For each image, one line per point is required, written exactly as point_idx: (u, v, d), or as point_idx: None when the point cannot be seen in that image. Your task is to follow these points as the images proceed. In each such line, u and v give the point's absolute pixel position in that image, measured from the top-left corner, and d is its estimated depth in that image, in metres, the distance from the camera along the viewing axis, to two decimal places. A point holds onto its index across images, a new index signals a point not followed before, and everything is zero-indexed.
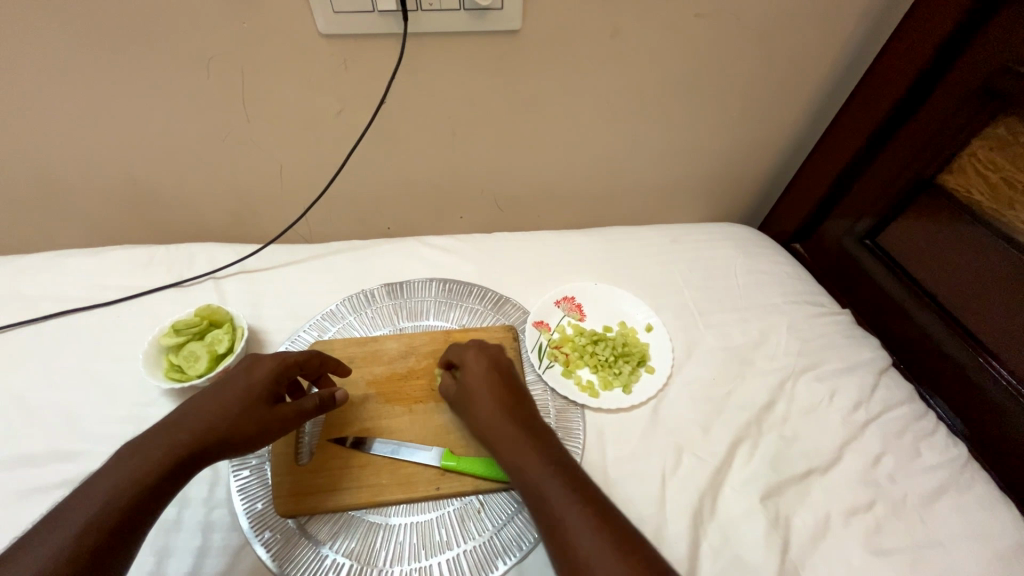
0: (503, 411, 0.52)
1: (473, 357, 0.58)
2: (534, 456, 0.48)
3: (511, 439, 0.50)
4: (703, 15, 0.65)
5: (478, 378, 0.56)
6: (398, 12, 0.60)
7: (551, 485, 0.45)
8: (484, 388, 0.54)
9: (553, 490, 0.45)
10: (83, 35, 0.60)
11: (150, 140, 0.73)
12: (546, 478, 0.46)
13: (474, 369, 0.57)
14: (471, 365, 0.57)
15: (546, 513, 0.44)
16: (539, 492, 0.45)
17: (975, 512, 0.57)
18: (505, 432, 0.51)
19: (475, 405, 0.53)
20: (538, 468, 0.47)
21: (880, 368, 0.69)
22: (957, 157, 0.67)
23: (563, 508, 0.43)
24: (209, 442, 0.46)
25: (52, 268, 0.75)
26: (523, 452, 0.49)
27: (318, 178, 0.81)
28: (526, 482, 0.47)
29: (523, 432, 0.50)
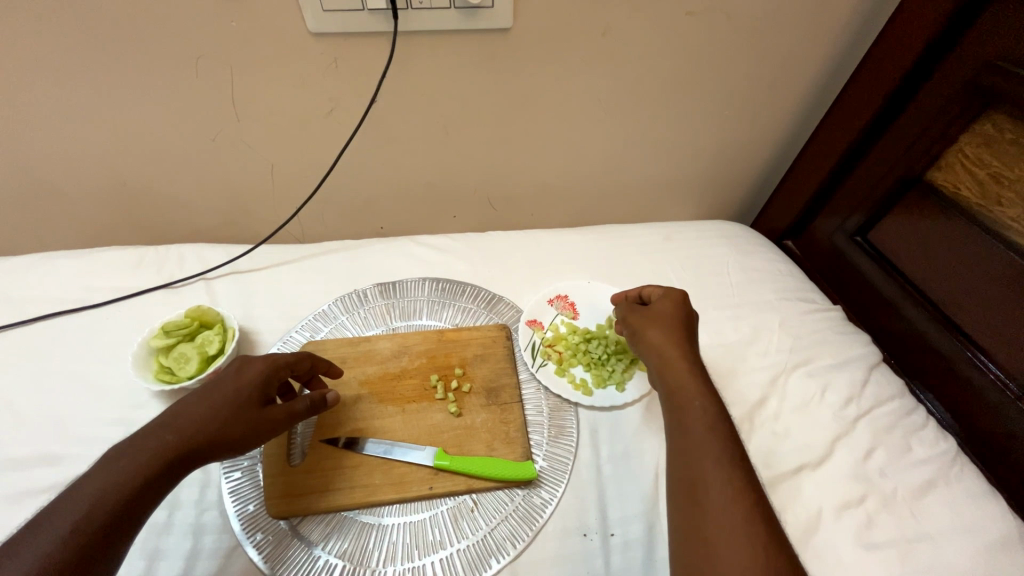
0: (676, 352, 0.55)
1: (680, 299, 0.60)
2: (698, 399, 0.50)
3: (678, 377, 0.53)
4: (694, 12, 0.65)
5: (664, 318, 0.58)
6: (388, 10, 0.60)
7: (703, 433, 0.47)
8: (669, 329, 0.57)
9: (704, 437, 0.47)
10: (70, 36, 0.59)
11: (139, 140, 0.72)
12: (703, 426, 0.48)
13: (669, 309, 0.59)
14: (668, 306, 0.60)
15: (688, 453, 0.47)
16: (693, 435, 0.48)
17: (965, 506, 0.57)
18: (665, 358, 0.55)
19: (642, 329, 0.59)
20: (698, 410, 0.49)
21: (871, 363, 0.69)
22: (945, 154, 0.67)
23: (709, 457, 0.46)
24: (198, 444, 0.46)
25: (39, 270, 0.74)
26: (690, 392, 0.51)
27: (310, 178, 0.80)
28: (683, 419, 0.49)
29: (694, 376, 0.52)
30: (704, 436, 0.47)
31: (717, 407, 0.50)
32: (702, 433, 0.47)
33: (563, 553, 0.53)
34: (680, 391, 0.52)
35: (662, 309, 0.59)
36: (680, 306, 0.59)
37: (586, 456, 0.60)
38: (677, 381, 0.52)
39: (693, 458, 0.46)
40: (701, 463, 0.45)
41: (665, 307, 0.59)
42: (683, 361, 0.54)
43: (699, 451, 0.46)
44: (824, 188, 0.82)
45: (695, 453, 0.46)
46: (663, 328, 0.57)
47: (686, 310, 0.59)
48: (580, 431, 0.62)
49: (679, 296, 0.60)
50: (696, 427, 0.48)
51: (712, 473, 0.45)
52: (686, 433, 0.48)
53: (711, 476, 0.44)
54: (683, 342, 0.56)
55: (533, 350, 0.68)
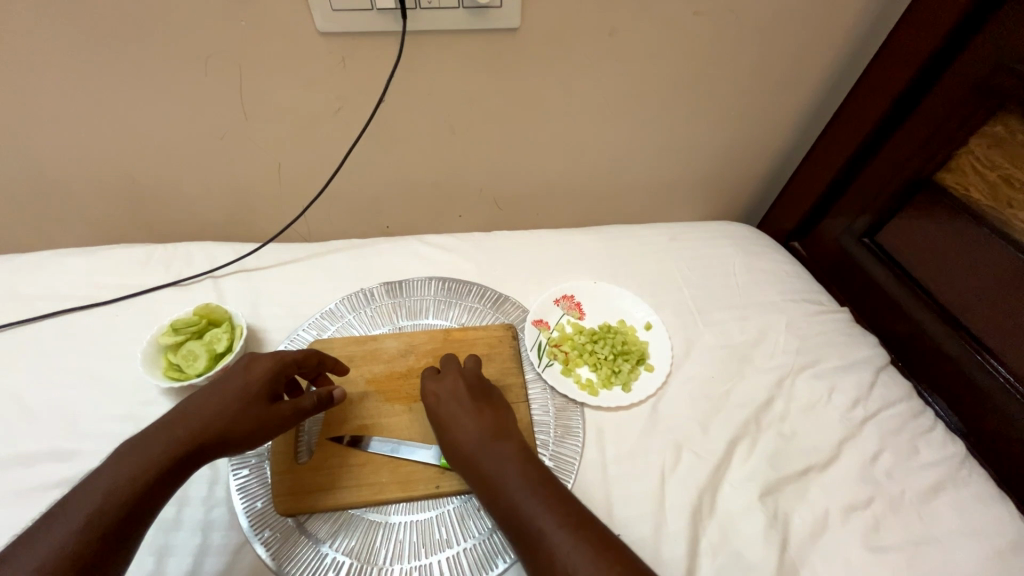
0: (481, 441, 0.52)
1: (455, 379, 0.59)
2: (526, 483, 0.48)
3: (490, 465, 0.50)
4: (703, 13, 0.65)
5: (455, 403, 0.56)
6: (397, 10, 0.60)
7: (545, 516, 0.45)
8: (472, 415, 0.55)
9: (548, 521, 0.45)
10: (83, 35, 0.60)
11: (148, 139, 0.73)
12: (542, 506, 0.46)
13: (447, 388, 0.57)
14: (449, 385, 0.58)
15: (535, 546, 0.44)
16: (535, 525, 0.45)
17: (972, 509, 0.57)
18: (471, 445, 0.52)
19: (438, 416, 0.55)
20: (526, 494, 0.47)
21: (878, 365, 0.69)
22: (955, 155, 0.67)
23: (559, 539, 0.43)
24: (206, 440, 0.47)
25: (49, 267, 0.75)
26: (512, 480, 0.49)
27: (316, 177, 0.81)
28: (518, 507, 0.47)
29: (513, 456, 0.51)
30: (546, 520, 0.45)
31: (539, 478, 0.49)
32: (540, 513, 0.46)
33: None
34: (504, 479, 0.49)
35: (452, 392, 0.57)
36: (460, 384, 0.58)
37: (592, 456, 0.60)
38: (497, 468, 0.50)
39: (541, 541, 0.44)
40: (552, 552, 0.43)
41: (438, 390, 0.58)
42: (490, 446, 0.52)
43: (543, 538, 0.44)
44: (831, 189, 0.82)
45: (541, 540, 0.44)
46: (458, 410, 0.55)
47: (465, 382, 0.58)
48: (586, 431, 0.62)
49: (455, 377, 0.59)
50: (535, 517, 0.45)
51: (568, 554, 0.42)
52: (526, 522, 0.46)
53: (567, 558, 0.42)
54: (488, 426, 0.54)
55: (539, 350, 0.69)
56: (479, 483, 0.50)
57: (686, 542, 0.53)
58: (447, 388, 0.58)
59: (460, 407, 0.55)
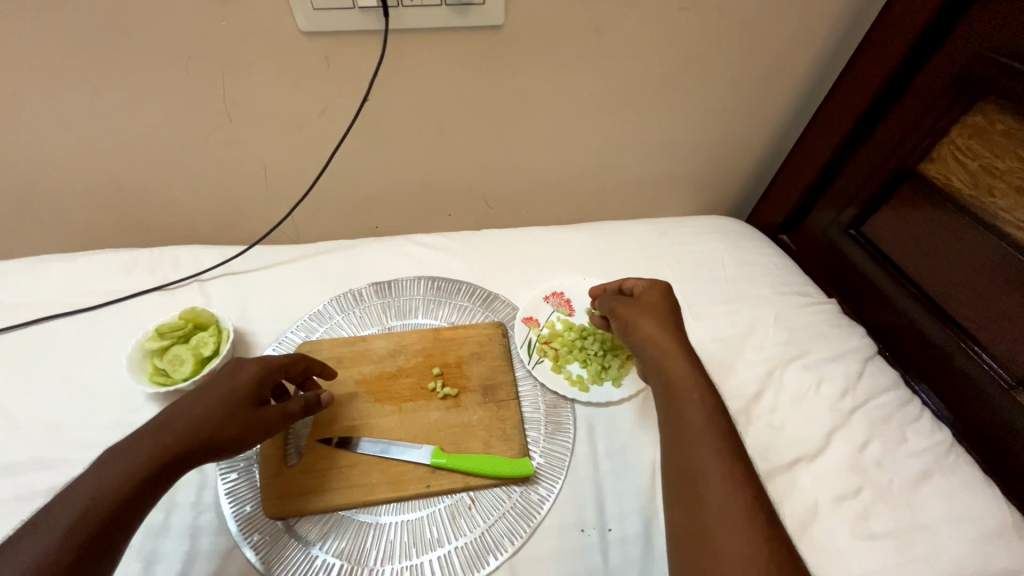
0: (665, 342, 0.54)
1: (658, 296, 0.59)
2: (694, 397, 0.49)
3: (669, 373, 0.51)
4: (687, 7, 0.65)
5: (654, 309, 0.58)
6: (379, 8, 0.59)
7: (705, 431, 0.46)
8: (657, 321, 0.56)
9: (708, 434, 0.46)
10: (60, 37, 0.59)
11: (130, 142, 0.72)
12: (700, 420, 0.47)
13: (647, 304, 0.58)
14: (653, 298, 0.59)
15: (688, 452, 0.46)
16: (693, 432, 0.47)
17: (960, 496, 0.57)
18: (657, 352, 0.54)
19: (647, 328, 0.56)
20: (695, 407, 0.48)
21: (866, 355, 0.70)
22: (937, 145, 0.67)
23: (710, 455, 0.45)
24: (193, 445, 0.46)
25: (32, 273, 0.74)
26: (688, 390, 0.50)
27: (303, 178, 0.80)
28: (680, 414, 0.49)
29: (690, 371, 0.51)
30: (699, 427, 0.47)
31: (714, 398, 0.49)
32: (702, 426, 0.47)
33: (561, 549, 0.53)
34: (678, 387, 0.50)
35: (652, 299, 0.59)
36: (657, 302, 0.58)
37: (583, 451, 0.60)
38: (664, 368, 0.52)
39: (689, 439, 0.46)
40: (702, 462, 0.45)
41: (653, 302, 0.59)
42: (676, 353, 0.53)
43: (697, 449, 0.46)
44: (818, 181, 0.82)
45: (694, 452, 0.46)
46: (656, 322, 0.56)
47: (660, 300, 0.59)
48: (577, 427, 0.62)
49: (661, 290, 0.60)
50: (699, 429, 0.47)
51: (711, 464, 0.44)
52: (685, 427, 0.47)
53: (710, 471, 0.44)
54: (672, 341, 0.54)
55: (529, 347, 0.68)
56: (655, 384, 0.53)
57: None
58: (647, 304, 0.58)
59: (667, 324, 0.56)
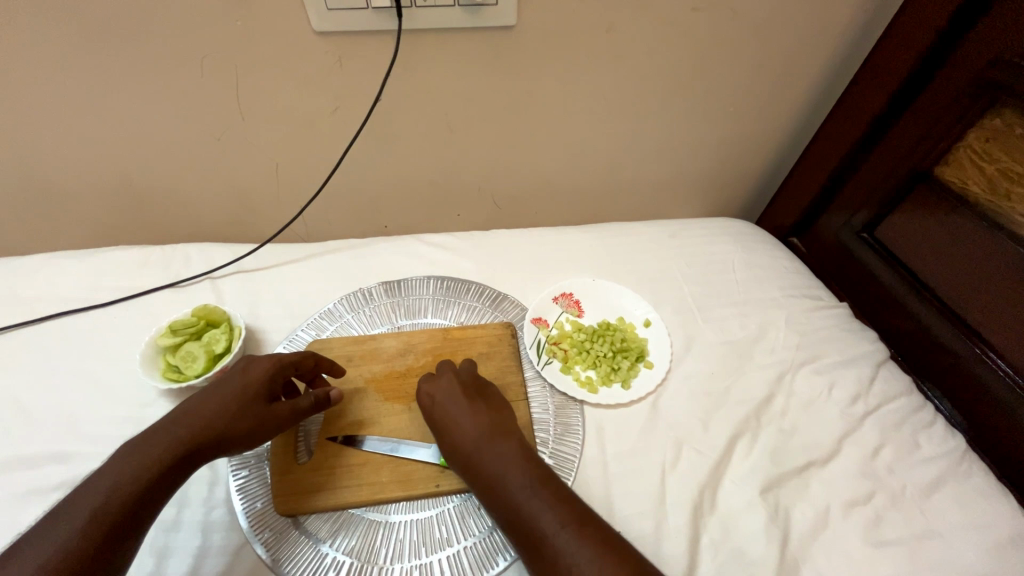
0: (469, 435, 0.53)
1: (452, 377, 0.58)
2: (523, 481, 0.48)
3: (492, 460, 0.50)
4: (699, 9, 0.65)
5: (442, 399, 0.56)
6: (392, 9, 0.60)
7: (550, 520, 0.45)
8: (471, 413, 0.54)
9: (551, 521, 0.45)
10: (78, 36, 0.60)
11: (145, 140, 0.73)
12: (540, 504, 0.47)
13: (443, 388, 0.57)
14: (446, 382, 0.58)
15: (540, 545, 0.45)
16: (538, 521, 0.46)
17: (974, 503, 0.57)
18: (475, 441, 0.52)
19: (448, 420, 0.54)
20: (529, 492, 0.47)
21: (878, 360, 0.69)
22: (953, 150, 0.66)
23: (563, 540, 0.44)
24: (206, 440, 0.47)
25: (47, 269, 0.75)
26: (515, 477, 0.49)
27: (314, 177, 0.81)
28: (519, 509, 0.47)
29: (508, 451, 0.51)
30: (541, 514, 0.46)
31: (543, 479, 0.49)
32: (542, 512, 0.46)
33: None
34: (505, 477, 0.49)
35: (438, 395, 0.57)
36: (454, 383, 0.58)
37: (592, 453, 0.60)
38: (489, 457, 0.51)
39: (536, 527, 0.45)
40: (557, 551, 0.43)
41: (435, 388, 0.57)
42: (497, 441, 0.52)
43: (547, 537, 0.44)
44: (829, 185, 0.82)
45: (545, 541, 0.44)
46: (471, 411, 0.55)
47: (460, 380, 0.58)
48: (586, 429, 0.62)
49: (451, 376, 0.58)
50: (539, 517, 0.46)
51: (568, 549, 0.43)
52: (529, 524, 0.46)
53: (571, 559, 0.42)
54: (487, 425, 0.53)
55: (538, 348, 0.68)
56: (482, 483, 0.50)
57: (688, 539, 0.53)
58: (441, 390, 0.57)
59: (461, 405, 0.55)
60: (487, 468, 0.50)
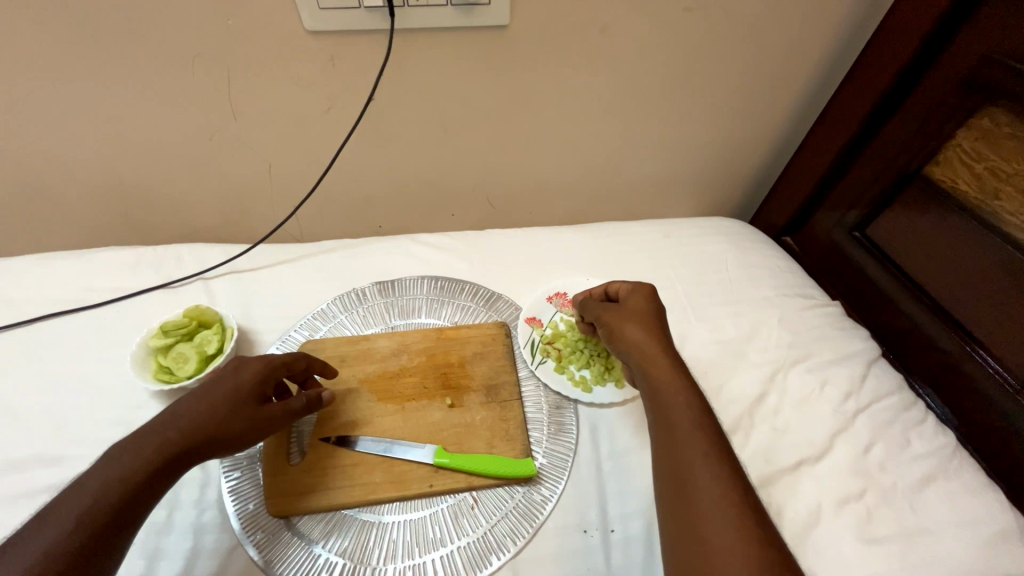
0: (655, 349, 0.53)
1: (636, 296, 0.59)
2: (680, 393, 0.49)
3: (653, 366, 0.52)
4: (692, 9, 0.65)
5: (628, 317, 0.57)
6: (384, 8, 0.59)
7: (691, 433, 0.46)
8: (641, 327, 0.55)
9: (690, 429, 0.46)
10: (69, 36, 0.59)
11: (136, 140, 0.72)
12: (690, 416, 0.47)
13: (635, 308, 0.58)
14: (632, 304, 0.58)
15: (675, 446, 0.46)
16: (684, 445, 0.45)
17: (965, 499, 0.57)
18: (640, 348, 0.54)
19: (630, 333, 0.55)
20: (681, 404, 0.48)
21: (870, 358, 0.69)
22: (943, 149, 0.67)
23: (700, 452, 0.44)
24: (198, 441, 0.46)
25: (37, 271, 0.74)
26: (671, 389, 0.49)
27: (307, 177, 0.80)
28: (667, 413, 0.48)
29: (669, 363, 0.52)
30: (686, 423, 0.47)
31: (706, 414, 0.48)
32: (689, 427, 0.46)
33: (563, 551, 0.53)
34: (660, 385, 0.50)
35: (626, 304, 0.59)
36: (642, 303, 0.58)
37: (585, 453, 0.60)
38: (653, 367, 0.52)
39: (678, 434, 0.47)
40: (692, 458, 0.44)
41: (638, 301, 0.58)
42: (662, 355, 0.52)
43: (687, 443, 0.45)
44: (822, 184, 0.82)
45: (682, 447, 0.45)
46: (643, 325, 0.55)
47: (647, 300, 0.58)
48: (580, 427, 0.62)
49: (638, 295, 0.59)
50: (682, 426, 0.47)
51: (701, 464, 0.44)
52: (673, 431, 0.47)
53: (701, 468, 0.44)
54: (664, 342, 0.54)
55: (532, 348, 0.68)
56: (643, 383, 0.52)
57: None
58: (632, 309, 0.58)
59: (654, 323, 0.56)
60: (651, 372, 0.52)
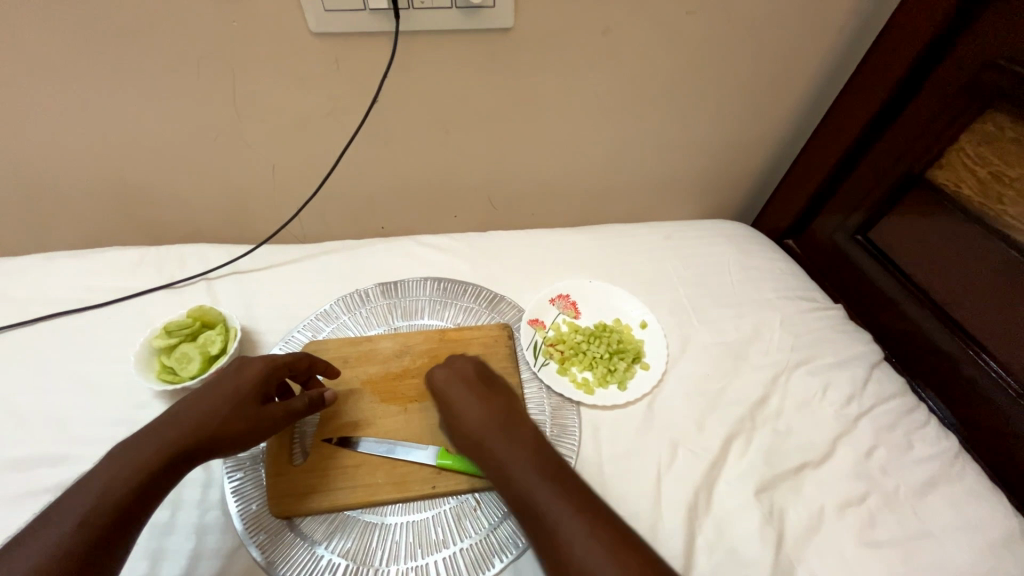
0: (486, 423, 0.52)
1: (447, 364, 0.59)
2: (523, 460, 0.48)
3: (496, 441, 0.50)
4: (694, 12, 0.65)
5: (454, 382, 0.56)
6: (389, 10, 0.60)
7: (552, 501, 0.45)
8: (474, 398, 0.54)
9: (547, 499, 0.45)
10: (75, 37, 0.60)
11: (140, 141, 0.72)
12: (541, 483, 0.47)
13: (456, 372, 0.57)
14: (459, 366, 0.58)
15: (538, 522, 0.45)
16: (549, 515, 0.44)
17: (966, 503, 0.57)
18: (472, 421, 0.52)
19: (450, 408, 0.54)
20: (530, 471, 0.47)
21: (872, 361, 0.69)
22: (946, 152, 0.67)
23: (562, 518, 0.44)
24: (199, 441, 0.46)
25: (41, 270, 0.75)
26: (518, 460, 0.48)
27: (310, 178, 0.80)
28: (521, 489, 0.47)
29: (504, 431, 0.51)
30: (541, 491, 0.46)
31: (557, 471, 0.48)
32: (545, 493, 0.46)
33: None
34: (505, 461, 0.49)
35: (438, 376, 0.57)
36: (466, 368, 0.58)
37: (588, 455, 0.60)
38: (493, 442, 0.50)
39: (538, 508, 0.45)
40: (556, 531, 0.43)
41: (445, 371, 0.57)
42: (488, 423, 0.52)
43: (546, 514, 0.44)
44: (825, 188, 0.82)
45: (545, 520, 0.44)
46: (468, 394, 0.55)
47: (472, 366, 0.58)
48: (582, 430, 0.62)
49: (458, 360, 0.59)
50: (537, 497, 0.46)
51: (569, 531, 0.43)
52: (533, 506, 0.45)
53: (568, 536, 0.43)
54: (495, 407, 0.53)
55: (535, 350, 0.69)
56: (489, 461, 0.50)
57: (683, 540, 0.53)
58: (455, 373, 0.57)
59: (465, 389, 0.55)
60: (490, 448, 0.50)
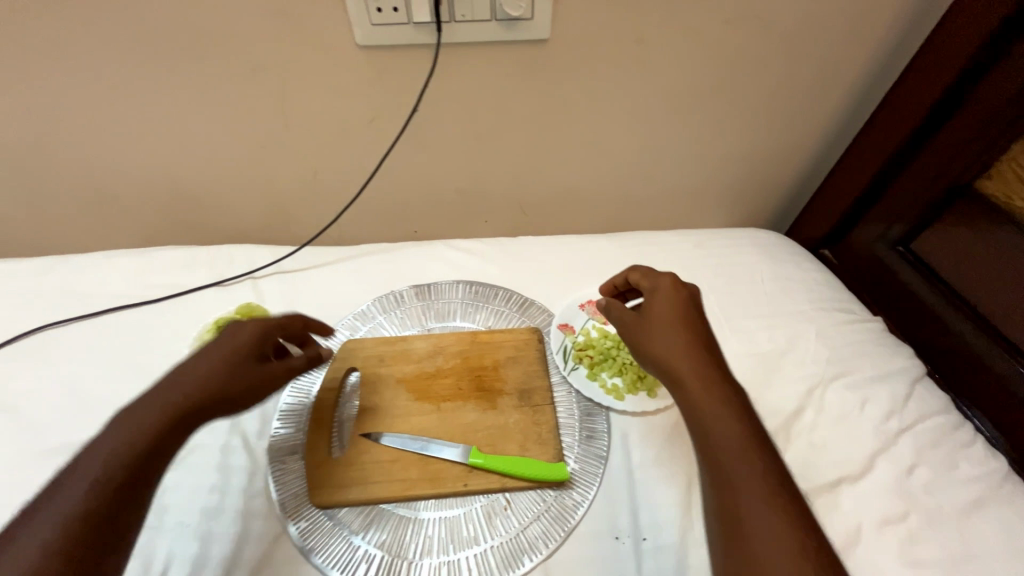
0: (684, 358, 0.52)
1: (663, 293, 0.58)
2: (718, 402, 0.48)
3: (689, 370, 0.51)
4: (732, 21, 0.66)
5: (669, 316, 0.56)
6: (432, 24, 0.62)
7: (737, 445, 0.45)
8: (674, 329, 0.54)
9: (734, 441, 0.45)
10: (146, 51, 0.65)
11: (197, 146, 0.77)
12: (734, 424, 0.46)
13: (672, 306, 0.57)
14: (666, 295, 0.58)
15: (718, 458, 0.45)
16: (728, 456, 0.45)
17: (1016, 526, 0.55)
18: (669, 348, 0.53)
19: (655, 332, 0.55)
20: (722, 410, 0.47)
21: (914, 376, 0.67)
22: (997, 162, 0.65)
23: (743, 464, 0.44)
24: (213, 394, 0.50)
25: (103, 267, 0.80)
26: (711, 397, 0.48)
27: (350, 183, 0.84)
28: (709, 426, 0.47)
29: (706, 367, 0.51)
30: (730, 434, 0.46)
31: (748, 420, 0.47)
32: (733, 438, 0.45)
33: (596, 556, 0.53)
34: (697, 393, 0.49)
35: (653, 305, 0.58)
36: (665, 301, 0.57)
37: (617, 460, 0.60)
38: (689, 372, 0.50)
39: (721, 447, 0.45)
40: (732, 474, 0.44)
41: (665, 303, 0.57)
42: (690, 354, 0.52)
43: (728, 454, 0.45)
44: (864, 197, 0.80)
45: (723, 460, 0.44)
46: (682, 327, 0.54)
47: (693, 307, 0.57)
48: (612, 435, 0.62)
49: (663, 288, 0.59)
50: (721, 436, 0.46)
51: (746, 476, 0.43)
52: (715, 444, 0.46)
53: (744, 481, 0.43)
54: (695, 342, 0.53)
55: (565, 354, 0.69)
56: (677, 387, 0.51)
57: None
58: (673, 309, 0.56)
59: (684, 325, 0.55)
60: (687, 376, 0.50)
